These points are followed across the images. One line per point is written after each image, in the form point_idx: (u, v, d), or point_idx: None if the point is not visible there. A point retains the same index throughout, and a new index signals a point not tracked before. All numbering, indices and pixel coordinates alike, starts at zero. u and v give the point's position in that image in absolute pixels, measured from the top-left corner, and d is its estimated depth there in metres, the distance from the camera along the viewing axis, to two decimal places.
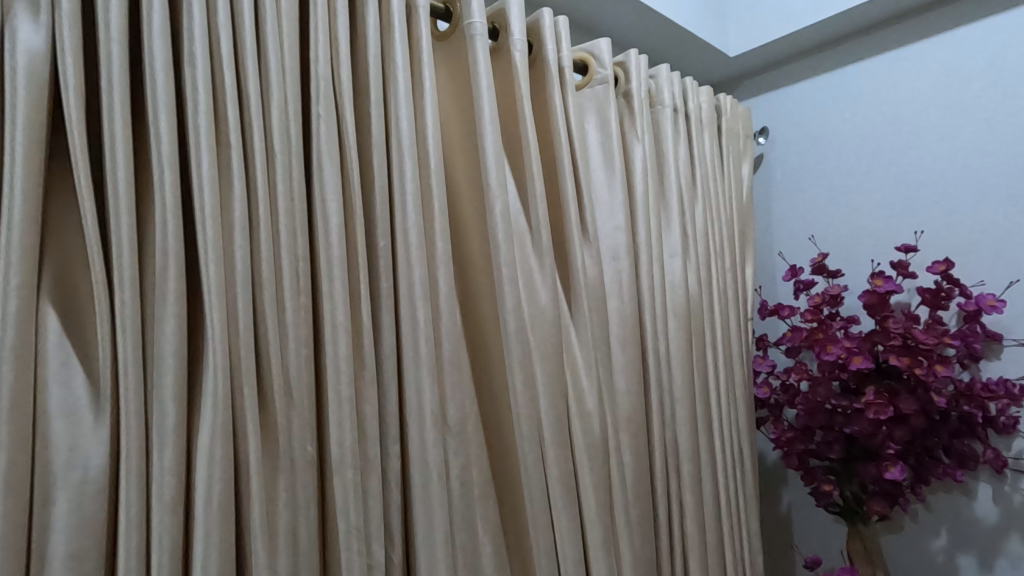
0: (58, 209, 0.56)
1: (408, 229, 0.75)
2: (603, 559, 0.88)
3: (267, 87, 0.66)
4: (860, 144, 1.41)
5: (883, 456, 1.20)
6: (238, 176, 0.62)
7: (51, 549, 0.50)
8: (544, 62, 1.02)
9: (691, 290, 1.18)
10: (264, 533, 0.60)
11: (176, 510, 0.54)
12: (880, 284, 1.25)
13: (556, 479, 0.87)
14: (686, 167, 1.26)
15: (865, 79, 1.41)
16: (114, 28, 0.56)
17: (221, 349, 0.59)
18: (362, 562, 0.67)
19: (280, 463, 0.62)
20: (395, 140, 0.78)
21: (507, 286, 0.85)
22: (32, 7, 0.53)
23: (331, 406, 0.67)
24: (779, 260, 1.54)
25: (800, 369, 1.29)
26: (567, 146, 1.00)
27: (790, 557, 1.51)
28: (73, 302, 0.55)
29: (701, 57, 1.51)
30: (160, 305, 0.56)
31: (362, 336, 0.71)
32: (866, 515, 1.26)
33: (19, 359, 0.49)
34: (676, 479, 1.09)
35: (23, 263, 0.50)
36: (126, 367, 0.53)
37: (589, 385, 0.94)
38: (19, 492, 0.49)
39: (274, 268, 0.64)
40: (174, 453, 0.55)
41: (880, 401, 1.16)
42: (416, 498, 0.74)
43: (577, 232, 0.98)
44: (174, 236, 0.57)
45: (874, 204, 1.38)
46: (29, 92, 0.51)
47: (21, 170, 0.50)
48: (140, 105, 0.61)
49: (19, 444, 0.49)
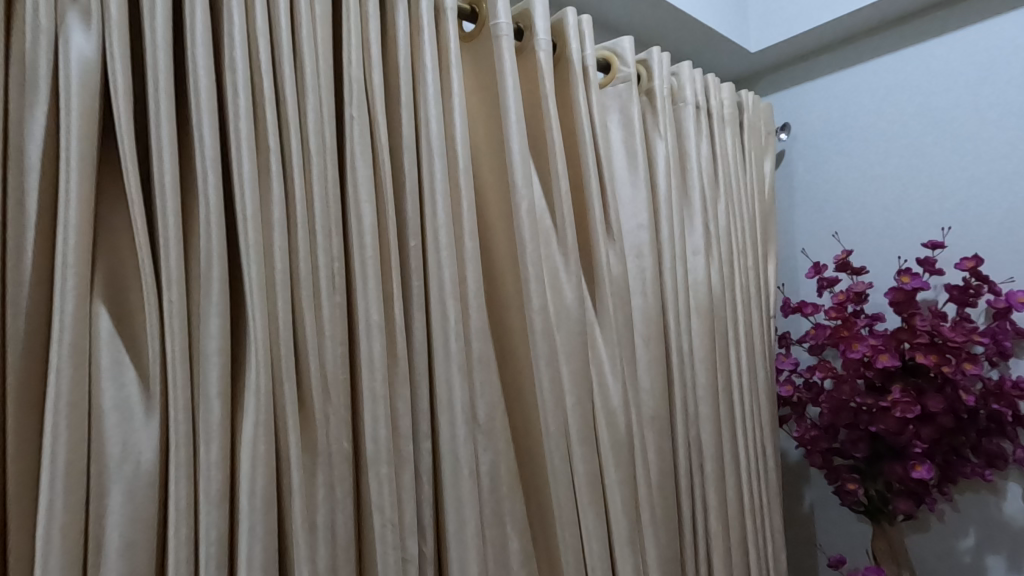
0: (108, 212, 0.57)
1: (438, 229, 0.77)
2: (629, 557, 0.89)
3: (303, 90, 0.68)
4: (886, 140, 1.39)
5: (909, 455, 1.19)
6: (277, 178, 0.64)
7: (107, 540, 0.52)
8: (569, 61, 1.02)
9: (713, 287, 1.18)
10: (304, 526, 0.61)
11: (222, 502, 0.56)
12: (907, 282, 1.23)
13: (582, 475, 0.88)
14: (709, 163, 1.25)
15: (891, 73, 1.39)
16: (160, 35, 0.58)
17: (263, 347, 0.60)
18: (397, 559, 0.68)
19: (319, 458, 0.64)
20: (425, 140, 0.79)
21: (533, 285, 0.86)
22: (84, 17, 0.55)
23: (365, 404, 0.69)
24: (802, 257, 1.53)
25: (824, 367, 1.29)
26: (591, 145, 1.01)
27: (813, 556, 1.50)
28: (123, 301, 0.57)
29: (722, 54, 1.50)
30: (206, 304, 0.58)
31: (395, 333, 0.73)
32: (891, 514, 1.25)
33: (76, 357, 0.51)
34: (700, 478, 1.09)
35: (78, 264, 0.52)
36: (175, 365, 0.55)
37: (615, 383, 0.95)
38: (77, 485, 0.50)
39: (311, 268, 0.65)
40: (220, 447, 0.56)
41: (907, 399, 1.15)
42: (447, 493, 0.75)
43: (602, 231, 0.98)
44: (218, 237, 0.58)
45: (900, 200, 1.37)
46: (81, 99, 0.53)
47: (76, 174, 0.52)
48: (183, 110, 0.62)
49: (77, 439, 0.51)
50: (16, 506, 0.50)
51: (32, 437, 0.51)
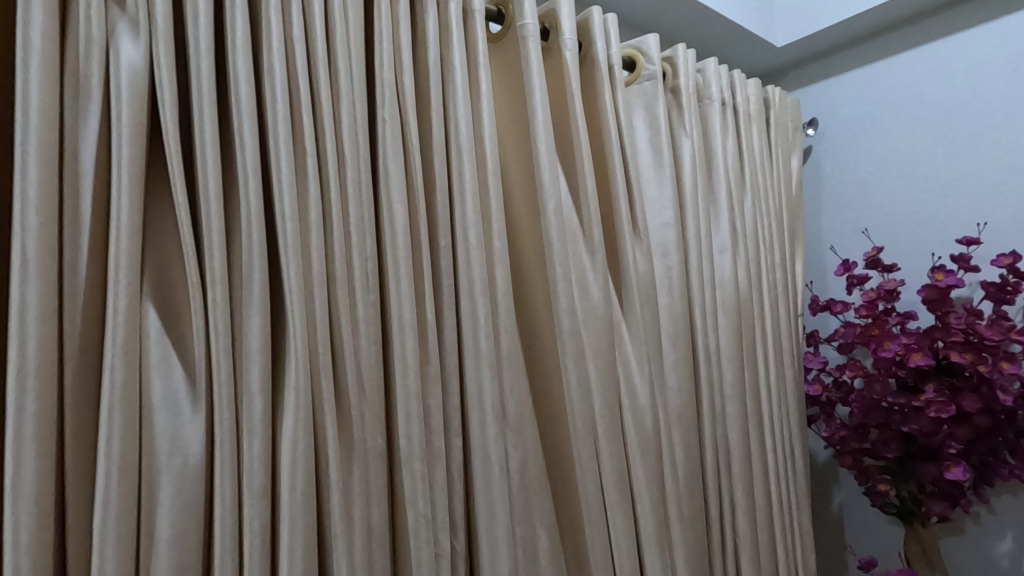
0: (156, 215, 0.60)
1: (468, 229, 0.78)
2: (657, 555, 0.89)
3: (336, 93, 0.69)
4: (918, 134, 1.36)
5: (944, 456, 1.17)
6: (313, 179, 0.65)
7: (158, 530, 0.54)
8: (594, 60, 1.02)
9: (740, 285, 1.17)
10: (342, 519, 0.63)
11: (265, 495, 0.58)
12: (941, 279, 1.21)
13: (610, 473, 0.88)
14: (735, 160, 1.24)
15: (923, 66, 1.36)
16: (203, 43, 0.60)
17: (302, 346, 0.62)
18: (430, 553, 0.69)
19: (355, 454, 0.65)
20: (454, 141, 0.80)
21: (561, 284, 0.87)
22: (133, 27, 0.57)
23: (399, 401, 0.70)
24: (830, 255, 1.50)
25: (855, 366, 1.27)
26: (618, 144, 1.01)
27: (842, 558, 1.48)
28: (170, 301, 0.59)
29: (747, 50, 1.49)
30: (248, 303, 0.60)
31: (426, 331, 0.74)
32: (925, 516, 1.23)
33: (128, 355, 0.53)
34: (727, 478, 1.08)
35: (129, 265, 0.54)
36: (219, 363, 0.57)
37: (642, 382, 0.95)
38: (130, 477, 0.53)
39: (347, 269, 0.67)
40: (262, 442, 0.58)
41: (941, 399, 1.13)
42: (478, 490, 0.76)
43: (629, 230, 0.98)
44: (258, 239, 0.60)
45: (932, 195, 1.34)
46: (131, 106, 0.55)
47: (127, 179, 0.54)
48: (225, 115, 0.64)
49: (130, 433, 0.53)
50: (74, 497, 0.52)
51: (88, 430, 0.54)
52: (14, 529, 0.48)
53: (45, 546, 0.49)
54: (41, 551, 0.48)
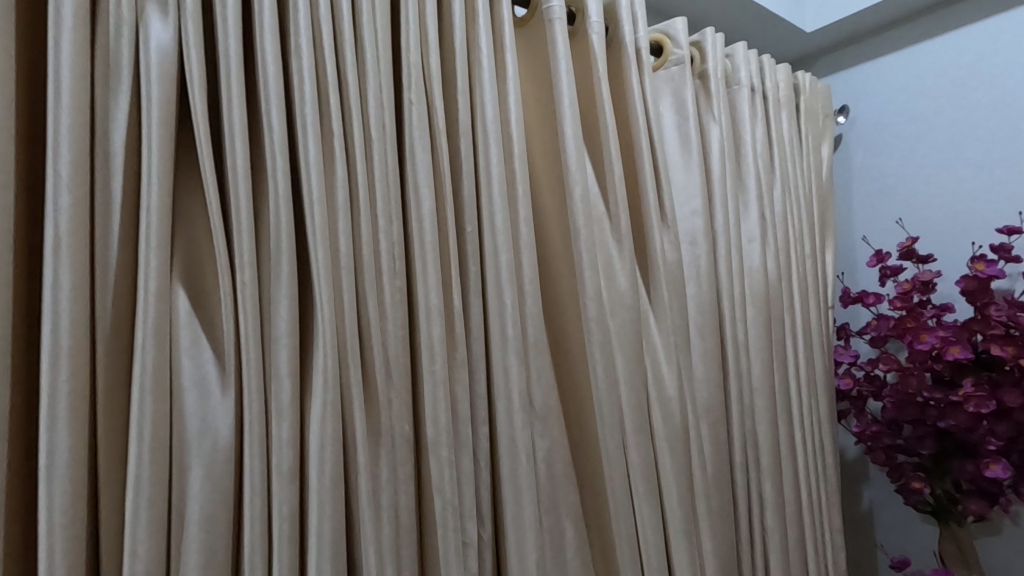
0: (185, 197, 0.60)
1: (495, 214, 0.76)
2: (685, 550, 0.87)
3: (364, 75, 0.68)
4: (956, 120, 1.31)
5: (983, 453, 1.13)
6: (340, 162, 0.64)
7: (188, 513, 0.54)
8: (621, 44, 1.00)
9: (770, 276, 1.14)
10: (369, 505, 0.62)
11: (293, 480, 0.57)
12: (982, 269, 1.16)
13: (636, 466, 0.86)
14: (764, 148, 1.21)
15: (961, 49, 1.31)
16: (230, 23, 0.59)
17: (330, 331, 0.61)
18: (457, 541, 0.68)
19: (382, 440, 0.64)
20: (480, 123, 0.78)
21: (587, 272, 0.85)
22: (161, 6, 0.57)
23: (426, 387, 0.69)
24: (862, 245, 1.46)
25: (888, 360, 1.23)
26: (645, 129, 0.98)
27: (872, 557, 1.44)
28: (199, 282, 0.59)
29: (775, 35, 1.45)
30: (276, 287, 0.59)
31: (454, 318, 0.73)
32: (961, 515, 1.19)
33: (158, 337, 0.53)
34: (756, 473, 1.05)
35: (160, 246, 0.54)
36: (248, 345, 0.57)
37: (670, 372, 0.93)
38: (161, 460, 0.52)
39: (374, 253, 0.66)
40: (290, 426, 0.58)
41: (981, 393, 1.09)
42: (504, 480, 0.75)
43: (656, 217, 0.96)
44: (287, 221, 0.60)
45: (969, 182, 1.29)
46: (161, 86, 0.55)
47: (157, 158, 0.54)
48: (253, 97, 0.64)
49: (161, 415, 0.53)
50: (106, 479, 0.52)
51: (120, 412, 0.54)
52: (49, 508, 0.48)
53: (79, 528, 0.49)
54: (74, 530, 0.48)
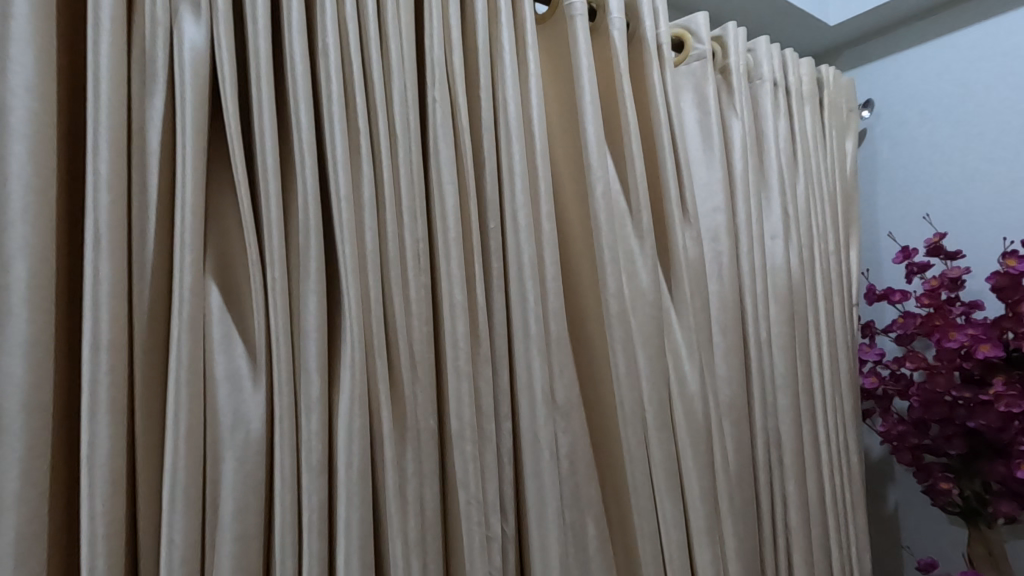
0: (217, 195, 0.61)
1: (517, 211, 0.77)
2: (707, 548, 0.87)
3: (389, 73, 0.69)
4: (985, 113, 1.28)
5: (1014, 454, 1.10)
6: (367, 161, 0.65)
7: (222, 502, 0.55)
8: (643, 39, 1.00)
9: (793, 273, 1.12)
10: (396, 498, 0.63)
11: (322, 473, 0.58)
12: (1014, 264, 1.12)
13: (659, 463, 0.86)
14: (787, 143, 1.19)
15: (990, 41, 1.28)
16: (260, 23, 0.60)
17: (357, 327, 0.62)
18: (482, 536, 0.69)
19: (407, 436, 0.65)
20: (503, 120, 0.79)
21: (609, 268, 0.85)
22: (194, 8, 0.58)
23: (450, 382, 0.70)
24: (887, 242, 1.43)
25: (915, 358, 1.20)
26: (667, 125, 0.98)
27: (898, 559, 1.41)
28: (231, 278, 0.60)
29: (798, 29, 1.43)
30: (305, 284, 0.61)
31: (477, 314, 0.73)
32: (991, 517, 1.16)
33: (193, 332, 0.54)
34: (779, 472, 1.04)
35: (194, 243, 0.55)
36: (278, 340, 0.58)
37: (692, 369, 0.93)
38: (196, 451, 0.54)
39: (399, 249, 0.67)
40: (319, 419, 0.59)
41: (1012, 393, 1.06)
42: (527, 475, 0.75)
43: (678, 212, 0.95)
44: (315, 218, 0.61)
45: (999, 177, 1.26)
46: (194, 86, 0.56)
47: (191, 157, 0.55)
48: (281, 96, 0.65)
49: (195, 407, 0.54)
50: (144, 469, 0.54)
51: (156, 403, 0.55)
52: (90, 496, 0.49)
53: (118, 516, 0.51)
54: (114, 517, 0.50)
